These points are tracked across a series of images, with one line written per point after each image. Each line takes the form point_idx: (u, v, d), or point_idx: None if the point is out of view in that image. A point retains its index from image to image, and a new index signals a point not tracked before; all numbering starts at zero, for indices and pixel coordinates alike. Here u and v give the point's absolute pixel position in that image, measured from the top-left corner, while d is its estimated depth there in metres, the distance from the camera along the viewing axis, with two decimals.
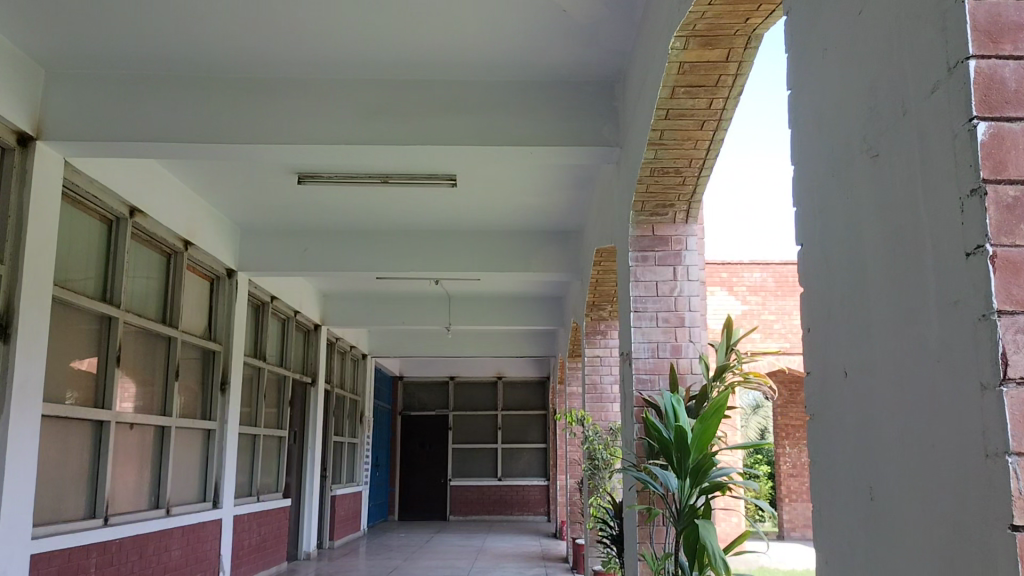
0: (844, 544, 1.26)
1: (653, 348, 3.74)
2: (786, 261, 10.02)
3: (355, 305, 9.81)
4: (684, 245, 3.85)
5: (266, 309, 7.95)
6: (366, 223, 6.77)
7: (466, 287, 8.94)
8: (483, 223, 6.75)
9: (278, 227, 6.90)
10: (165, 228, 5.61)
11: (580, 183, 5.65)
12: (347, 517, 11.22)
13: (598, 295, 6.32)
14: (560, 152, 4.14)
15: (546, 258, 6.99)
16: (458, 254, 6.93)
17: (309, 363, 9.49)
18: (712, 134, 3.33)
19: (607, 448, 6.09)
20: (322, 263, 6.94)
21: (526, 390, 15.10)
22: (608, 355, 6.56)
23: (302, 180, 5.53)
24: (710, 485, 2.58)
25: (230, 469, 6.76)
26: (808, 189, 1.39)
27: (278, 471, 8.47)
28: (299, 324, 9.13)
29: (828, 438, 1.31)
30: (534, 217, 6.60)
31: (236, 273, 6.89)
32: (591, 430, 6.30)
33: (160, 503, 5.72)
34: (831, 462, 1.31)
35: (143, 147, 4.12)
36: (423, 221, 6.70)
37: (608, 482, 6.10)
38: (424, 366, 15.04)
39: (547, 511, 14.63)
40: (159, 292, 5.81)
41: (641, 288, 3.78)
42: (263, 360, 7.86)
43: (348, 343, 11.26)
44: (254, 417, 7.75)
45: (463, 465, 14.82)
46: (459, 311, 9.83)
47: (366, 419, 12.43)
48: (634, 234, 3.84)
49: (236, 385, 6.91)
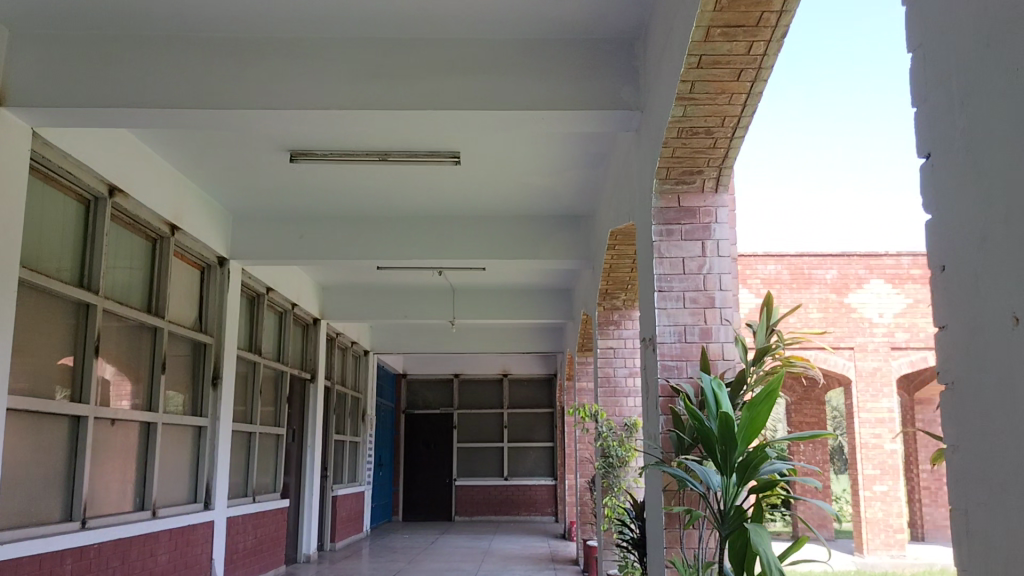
0: (1003, 512, 1.02)
1: (680, 331, 3.36)
2: (801, 253, 10.26)
3: (355, 298, 9.45)
4: (714, 217, 3.46)
5: (262, 301, 7.58)
6: (364, 207, 6.39)
7: (471, 278, 8.57)
8: (489, 207, 6.37)
9: (272, 213, 6.52)
10: (148, 211, 5.25)
11: (593, 160, 5.27)
12: (349, 518, 10.85)
13: (612, 283, 5.95)
14: (573, 117, 3.76)
15: (555, 244, 6.60)
16: (463, 240, 6.55)
17: (307, 359, 9.11)
18: (749, 86, 2.94)
19: (622, 445, 5.76)
20: (318, 251, 6.56)
21: (533, 388, 14.73)
22: (623, 347, 6.18)
23: (295, 158, 5.19)
24: (763, 483, 2.19)
25: (223, 468, 6.40)
26: (936, 94, 1.18)
27: (275, 471, 8.10)
28: (296, 318, 8.76)
29: (979, 387, 1.07)
30: (542, 201, 6.22)
31: (228, 261, 6.52)
32: (604, 426, 5.92)
33: (145, 505, 5.35)
34: (981, 413, 1.07)
35: (114, 115, 3.74)
36: (426, 205, 6.32)
37: (624, 481, 5.75)
38: (428, 363, 14.67)
39: (555, 512, 14.24)
40: (142, 279, 5.44)
41: (666, 265, 3.40)
42: (258, 354, 7.48)
43: (349, 339, 10.90)
44: (250, 414, 7.38)
45: (469, 464, 14.45)
46: (463, 304, 9.46)
47: (369, 417, 12.06)
48: (657, 205, 3.45)
49: (229, 379, 6.54)
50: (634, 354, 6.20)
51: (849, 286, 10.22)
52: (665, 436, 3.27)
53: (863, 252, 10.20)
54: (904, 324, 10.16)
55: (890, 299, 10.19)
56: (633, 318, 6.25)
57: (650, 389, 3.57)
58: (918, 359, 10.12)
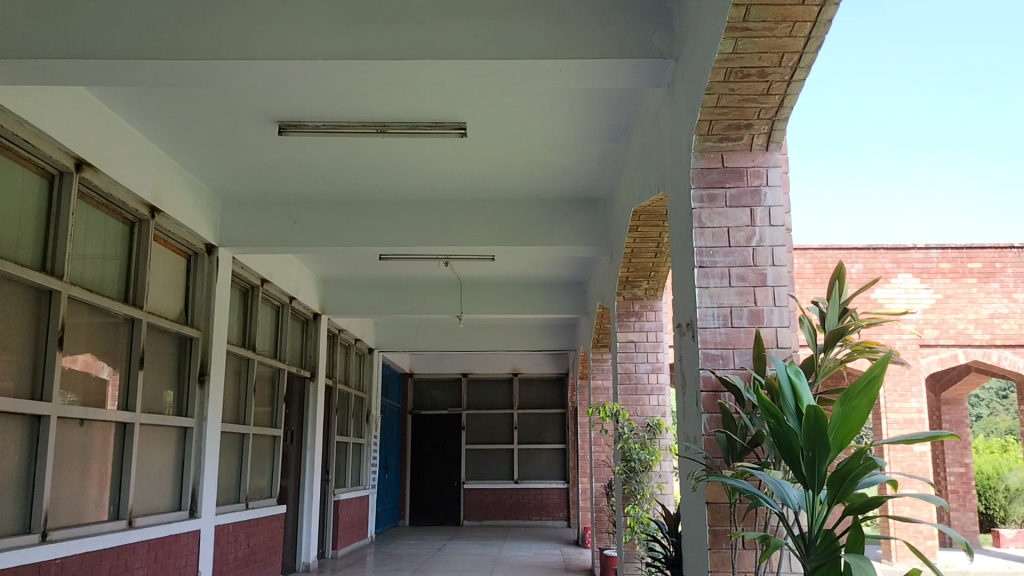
0: None
1: (725, 314, 2.85)
2: (823, 246, 9.73)
3: (358, 292, 8.96)
4: (764, 179, 2.94)
5: (256, 293, 7.09)
6: (362, 189, 5.89)
7: (479, 270, 8.07)
8: (498, 189, 5.86)
9: (264, 196, 6.03)
10: (123, 188, 4.77)
11: (613, 130, 4.76)
12: (353, 524, 10.35)
13: (632, 270, 5.42)
14: (595, 68, 3.25)
15: (571, 229, 6.07)
16: (470, 225, 6.03)
17: (307, 356, 8.63)
18: (815, 15, 2.44)
19: (645, 447, 5.29)
20: (313, 237, 6.06)
21: (543, 388, 14.22)
22: (645, 341, 5.66)
23: (284, 130, 4.70)
24: (857, 503, 1.68)
25: (210, 473, 5.91)
26: None
27: (272, 475, 7.61)
28: (295, 313, 8.28)
29: None
30: (556, 181, 5.70)
31: (216, 248, 6.03)
32: (625, 426, 5.42)
33: (121, 514, 4.86)
34: None
35: (65, 67, 3.25)
36: (430, 186, 5.81)
37: (647, 486, 5.25)
38: (435, 362, 14.16)
39: (567, 516, 13.70)
40: (118, 265, 4.96)
41: (708, 236, 2.89)
42: (252, 350, 6.99)
43: (352, 336, 10.42)
44: (242, 414, 6.89)
45: (478, 467, 13.94)
46: (473, 298, 8.95)
47: (374, 417, 11.55)
48: (697, 166, 2.94)
49: (219, 376, 6.06)
50: (657, 349, 5.66)
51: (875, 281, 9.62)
52: (708, 437, 2.76)
53: (890, 245, 9.70)
54: (934, 321, 9.60)
55: (918, 294, 9.62)
56: (656, 309, 5.72)
57: (687, 382, 3.06)
58: (948, 356, 9.52)
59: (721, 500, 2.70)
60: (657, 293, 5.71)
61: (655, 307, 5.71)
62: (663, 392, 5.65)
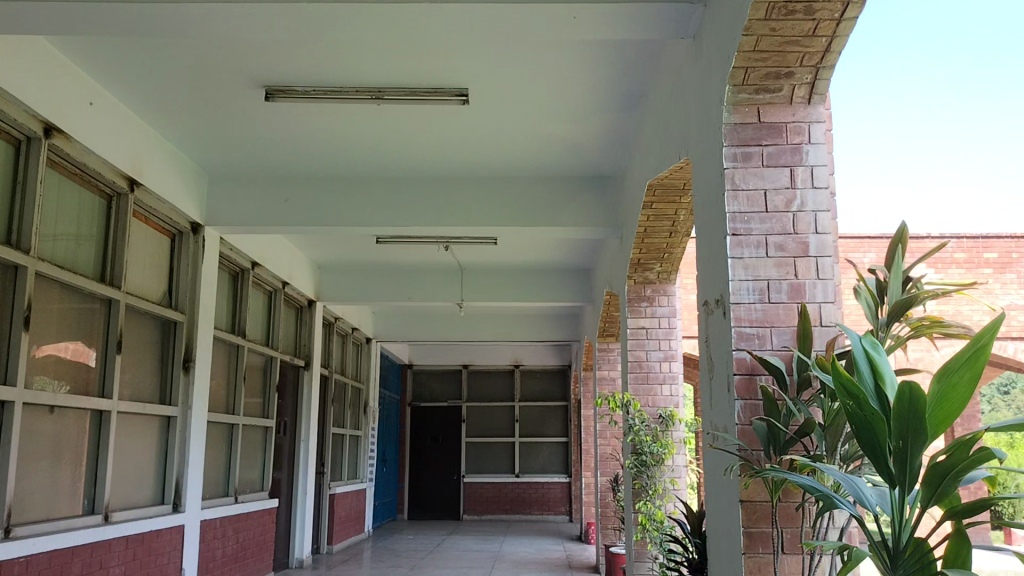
0: None
1: (761, 288, 2.51)
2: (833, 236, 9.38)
3: (354, 279, 8.60)
4: (806, 136, 2.60)
5: (246, 277, 6.75)
6: (357, 165, 5.55)
7: (480, 255, 7.73)
8: (501, 165, 5.52)
9: (254, 171, 5.70)
10: (98, 158, 4.45)
11: (626, 98, 4.43)
12: (348, 518, 10.03)
13: (643, 251, 5.08)
14: (611, 13, 2.91)
15: (579, 208, 5.71)
16: (471, 204, 5.69)
17: (300, 344, 8.29)
18: None
19: (656, 440, 4.97)
20: (305, 215, 5.72)
21: (545, 380, 13.89)
22: (657, 327, 5.30)
23: (271, 96, 4.36)
24: (961, 505, 1.35)
25: (195, 466, 5.58)
26: None
27: (262, 467, 7.28)
28: (289, 299, 7.95)
29: None
30: (563, 157, 5.37)
31: (201, 227, 5.69)
32: (636, 419, 5.13)
33: (96, 509, 4.54)
34: None
35: (21, 11, 2.91)
36: (429, 162, 5.47)
37: (660, 482, 4.94)
38: (435, 353, 13.83)
39: (570, 511, 13.40)
40: (94, 241, 4.62)
41: (742, 200, 2.55)
42: (242, 337, 6.66)
43: (348, 325, 10.09)
44: (231, 403, 6.56)
45: (478, 460, 13.63)
46: (474, 285, 8.61)
47: (371, 409, 11.22)
48: (731, 120, 2.59)
49: (204, 362, 5.73)
50: (670, 336, 5.31)
51: None
52: (744, 428, 2.43)
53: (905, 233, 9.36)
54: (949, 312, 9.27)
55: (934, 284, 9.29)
56: (668, 294, 5.35)
57: (716, 364, 2.72)
58: None
59: (760, 500, 2.38)
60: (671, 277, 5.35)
61: (668, 292, 5.35)
62: (676, 381, 5.32)
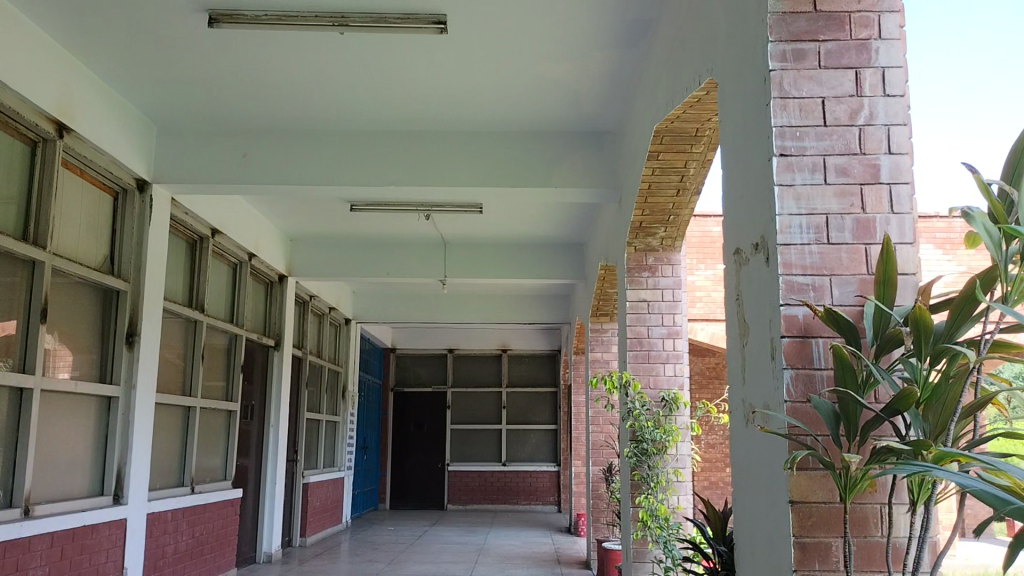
0: None
1: (818, 223, 1.92)
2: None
3: (329, 253, 7.97)
4: (876, 30, 2.00)
5: (205, 245, 6.11)
6: (324, 115, 4.92)
7: (465, 227, 7.12)
8: (486, 117, 4.90)
9: (209, 121, 5.06)
10: (14, 93, 3.80)
11: (630, 27, 3.82)
12: (324, 509, 9.44)
13: (647, 215, 4.49)
14: None
15: (574, 166, 5.10)
16: (453, 160, 5.08)
17: (270, 322, 7.67)
18: None
19: (661, 428, 4.39)
20: (265, 172, 5.09)
21: (535, 365, 13.32)
22: (659, 300, 4.70)
23: (216, 22, 3.74)
24: None
25: (141, 454, 4.97)
26: None
27: (225, 454, 6.66)
28: (256, 273, 7.32)
29: None
30: (557, 106, 4.76)
31: (148, 185, 5.06)
32: (637, 402, 4.51)
33: (15, 501, 3.93)
34: None
35: None
36: (405, 111, 4.85)
37: (663, 474, 4.36)
38: (419, 337, 13.23)
39: (558, 501, 12.87)
40: (13, 192, 3.98)
41: (792, 110, 1.96)
42: (201, 312, 6.03)
43: (325, 303, 9.47)
44: (188, 384, 5.95)
45: (464, 448, 13.06)
46: (458, 260, 7.99)
47: (350, 394, 10.62)
48: (778, 8, 1.99)
49: (153, 336, 5.11)
50: (673, 310, 4.72)
51: None
52: (808, 406, 1.86)
53: None
54: None
55: None
56: (672, 263, 4.78)
57: (752, 327, 2.12)
58: None
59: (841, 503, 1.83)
60: (675, 245, 4.78)
61: (670, 260, 4.78)
62: (681, 360, 4.73)
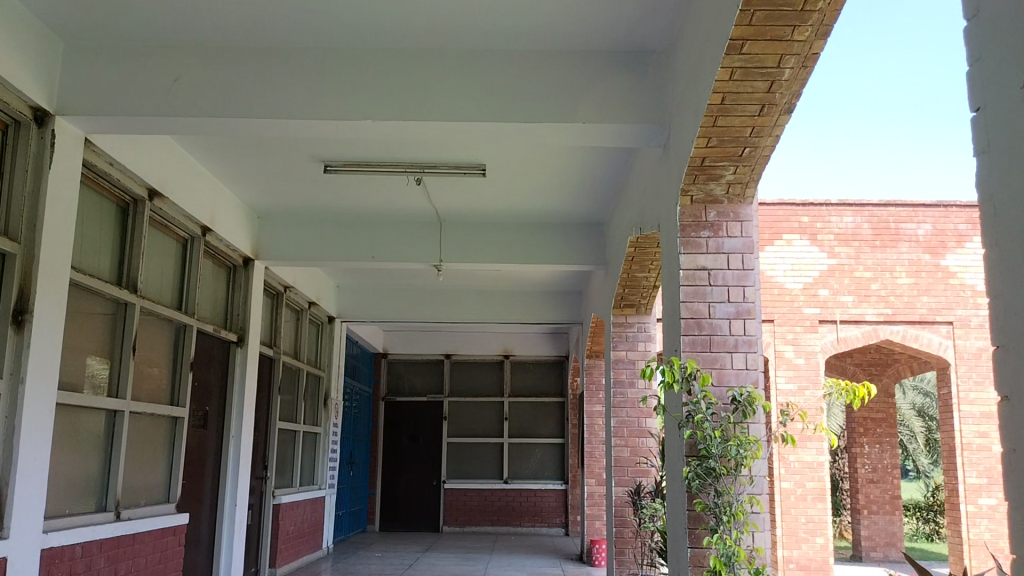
0: None
1: None
2: (884, 203, 8.88)
3: (303, 232, 6.76)
4: None
5: (142, 210, 4.90)
6: (278, 22, 3.72)
7: (465, 198, 5.93)
8: (491, 25, 3.70)
9: (128, 33, 3.87)
10: None
11: None
12: (300, 534, 8.18)
13: (713, 150, 3.30)
14: None
15: (607, 96, 3.90)
16: (453, 88, 3.89)
17: (232, 314, 6.46)
18: None
19: (737, 439, 3.21)
20: (202, 102, 3.88)
21: (539, 373, 12.11)
22: (724, 268, 3.54)
23: None
24: None
25: (33, 471, 3.73)
26: None
27: (170, 470, 5.42)
28: (215, 252, 6.12)
29: None
30: (591, 8, 3.57)
31: (50, 118, 3.86)
32: (704, 403, 3.31)
33: None
34: None
35: None
36: (385, 16, 3.65)
37: (739, 504, 3.20)
38: (413, 341, 12.01)
39: (566, 523, 11.60)
40: None
41: None
42: (133, 293, 4.82)
43: (304, 297, 8.28)
44: (115, 381, 4.72)
45: (462, 464, 11.83)
46: (457, 242, 6.79)
47: (334, 402, 9.38)
48: None
49: (54, 316, 3.88)
50: (742, 282, 3.56)
51: (946, 244, 8.73)
52: None
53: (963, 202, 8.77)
54: None
55: None
56: (740, 219, 3.60)
57: None
58: None
59: None
60: (744, 196, 3.61)
61: (739, 217, 3.60)
62: (755, 349, 3.50)
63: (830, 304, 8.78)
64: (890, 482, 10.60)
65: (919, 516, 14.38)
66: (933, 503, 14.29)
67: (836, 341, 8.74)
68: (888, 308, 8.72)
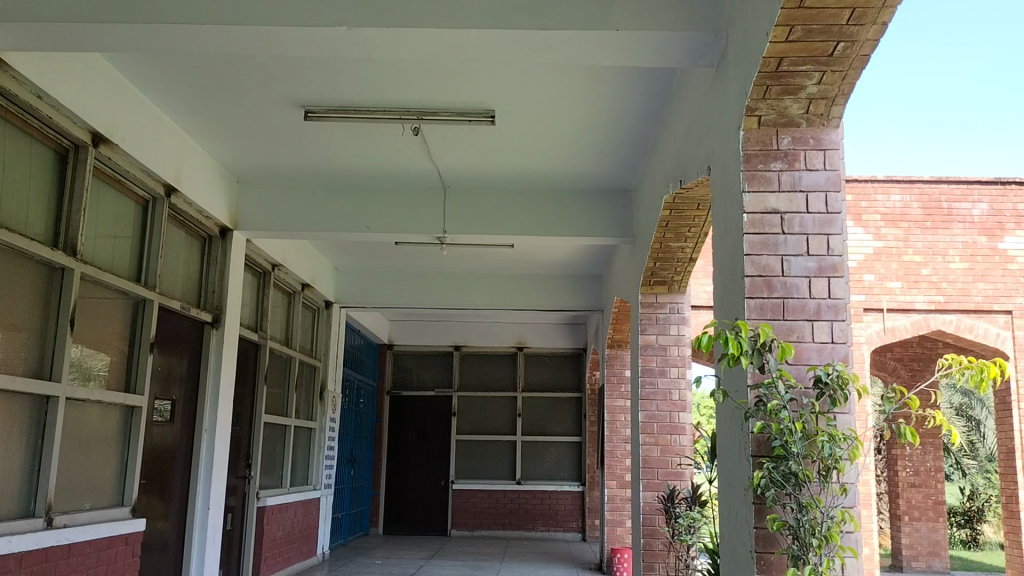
0: None
1: None
2: (937, 179, 7.96)
3: (288, 199, 5.96)
4: None
5: (83, 159, 4.11)
6: None
7: (472, 156, 5.13)
8: None
9: None
10: None
11: None
12: (289, 540, 7.39)
13: (793, 46, 2.48)
14: None
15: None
16: None
17: (207, 290, 5.68)
18: None
19: (832, 435, 2.36)
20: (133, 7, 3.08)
21: (554, 366, 11.28)
22: (800, 211, 2.71)
23: None
24: None
25: None
26: None
27: (124, 468, 4.64)
28: (184, 218, 5.34)
29: None
30: None
31: None
32: (784, 384, 2.46)
33: None
34: None
35: None
36: None
37: (831, 524, 2.35)
38: (420, 331, 11.21)
39: (583, 527, 10.75)
40: None
41: None
42: (73, 256, 4.03)
43: (296, 277, 7.49)
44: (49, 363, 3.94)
45: (472, 463, 11.04)
46: (462, 211, 5.98)
47: (331, 395, 8.59)
48: None
49: None
50: (825, 230, 2.72)
51: (1005, 225, 7.83)
52: None
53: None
54: None
55: None
56: (821, 146, 2.75)
57: None
58: None
59: None
60: (829, 117, 2.75)
61: (820, 144, 2.75)
62: (843, 316, 2.66)
63: (876, 291, 7.86)
64: (933, 487, 9.68)
65: (954, 522, 13.44)
66: (969, 508, 13.35)
67: (883, 332, 7.82)
68: (940, 295, 7.78)
